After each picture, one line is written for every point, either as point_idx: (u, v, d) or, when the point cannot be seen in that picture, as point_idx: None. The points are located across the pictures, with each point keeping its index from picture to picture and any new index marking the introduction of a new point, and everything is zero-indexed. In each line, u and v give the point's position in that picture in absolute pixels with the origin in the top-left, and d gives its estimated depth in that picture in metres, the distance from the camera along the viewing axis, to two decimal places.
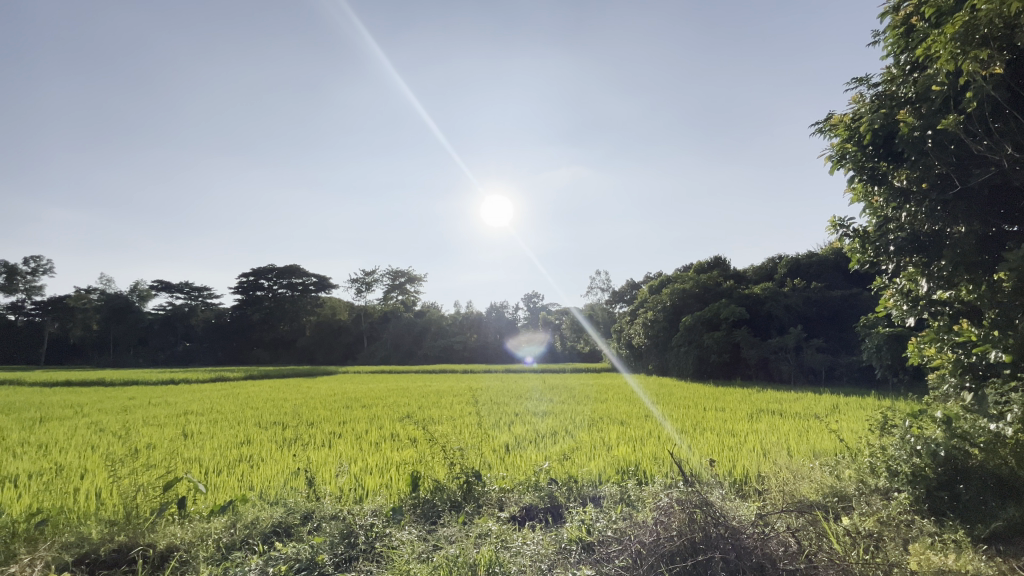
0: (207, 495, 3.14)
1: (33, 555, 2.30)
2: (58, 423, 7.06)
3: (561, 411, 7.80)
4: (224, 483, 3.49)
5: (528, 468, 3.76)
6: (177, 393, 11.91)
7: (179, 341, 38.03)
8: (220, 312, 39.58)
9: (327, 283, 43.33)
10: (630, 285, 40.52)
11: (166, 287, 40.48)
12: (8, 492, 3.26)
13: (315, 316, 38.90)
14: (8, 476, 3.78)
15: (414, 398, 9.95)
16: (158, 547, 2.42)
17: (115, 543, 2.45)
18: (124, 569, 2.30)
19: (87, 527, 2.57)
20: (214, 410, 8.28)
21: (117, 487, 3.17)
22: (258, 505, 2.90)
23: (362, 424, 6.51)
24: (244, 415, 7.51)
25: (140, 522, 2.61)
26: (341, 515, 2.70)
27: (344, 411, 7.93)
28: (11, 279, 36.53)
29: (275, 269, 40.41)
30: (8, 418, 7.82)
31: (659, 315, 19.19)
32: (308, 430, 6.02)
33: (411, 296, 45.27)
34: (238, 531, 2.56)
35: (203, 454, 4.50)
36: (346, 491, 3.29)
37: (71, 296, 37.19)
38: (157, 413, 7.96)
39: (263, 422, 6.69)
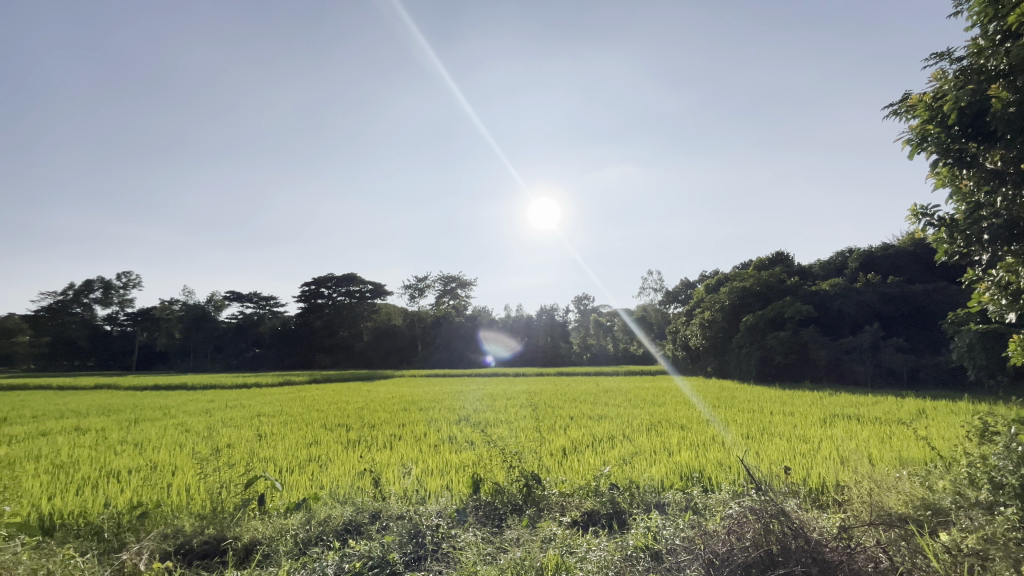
0: (284, 494, 3.33)
1: (141, 542, 2.54)
2: (149, 423, 7.72)
3: (617, 415, 7.67)
4: (297, 482, 3.69)
5: (587, 473, 3.72)
6: (250, 396, 12.70)
7: (250, 347, 40.75)
8: (285, 320, 42.06)
9: (383, 290, 45.13)
10: (684, 284, 39.38)
11: (238, 297, 43.58)
12: (112, 487, 3.61)
13: (372, 322, 40.52)
14: (111, 472, 4.20)
15: (467, 402, 10.08)
16: (243, 540, 2.59)
17: (207, 536, 2.64)
18: (216, 559, 2.48)
19: (181, 520, 2.80)
20: (284, 412, 8.82)
21: (205, 485, 3.42)
22: (329, 504, 3.04)
23: (421, 426, 6.69)
24: (311, 418, 7.93)
25: (227, 517, 2.82)
26: (408, 516, 2.78)
27: (403, 413, 8.18)
28: (107, 294, 40.63)
29: (334, 277, 42.44)
30: (109, 418, 8.66)
31: (716, 315, 18.43)
32: (370, 432, 6.24)
33: (462, 300, 46.20)
34: (313, 527, 2.69)
35: (277, 454, 4.80)
36: (410, 492, 3.38)
37: (157, 308, 40.94)
38: (233, 414, 8.56)
39: (328, 425, 7.02)
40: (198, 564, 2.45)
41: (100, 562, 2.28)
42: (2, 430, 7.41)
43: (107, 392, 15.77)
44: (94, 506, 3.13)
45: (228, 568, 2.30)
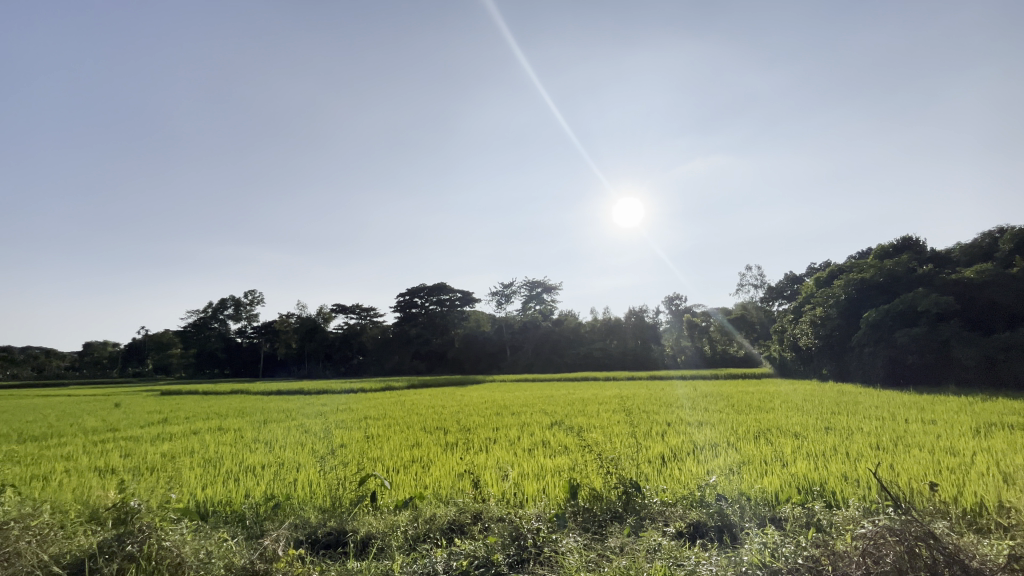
0: (392, 492, 3.54)
1: (277, 530, 2.85)
2: (275, 425, 8.65)
3: (719, 421, 7.19)
4: (404, 482, 3.92)
5: (690, 481, 3.54)
6: (357, 401, 13.79)
7: (354, 354, 44.10)
8: (384, 329, 45.16)
9: (471, 297, 46.90)
10: (789, 278, 36.15)
11: (343, 309, 47.53)
12: (249, 481, 4.10)
13: (463, 329, 42.12)
14: (248, 467, 4.76)
15: (557, 406, 10.07)
16: (360, 534, 2.80)
17: (330, 528, 2.90)
18: (338, 549, 2.70)
19: (307, 512, 3.10)
20: (388, 415, 9.46)
21: (325, 482, 3.76)
22: (433, 503, 3.19)
23: (514, 431, 6.77)
24: (412, 421, 8.37)
25: (345, 512, 3.07)
26: (508, 517, 2.83)
27: (497, 418, 8.35)
28: (238, 310, 46.41)
29: (427, 288, 44.88)
30: (244, 420, 9.87)
31: (831, 311, 16.65)
32: (467, 436, 6.46)
33: (548, 304, 46.38)
34: (421, 525, 2.85)
35: (384, 454, 5.15)
36: (509, 495, 3.45)
37: (277, 321, 45.89)
38: (344, 417, 9.38)
39: (427, 428, 7.37)
40: (324, 552, 2.69)
41: (247, 545, 2.59)
42: (164, 429, 8.73)
43: (242, 396, 17.96)
44: (238, 496, 3.58)
45: (350, 557, 2.49)
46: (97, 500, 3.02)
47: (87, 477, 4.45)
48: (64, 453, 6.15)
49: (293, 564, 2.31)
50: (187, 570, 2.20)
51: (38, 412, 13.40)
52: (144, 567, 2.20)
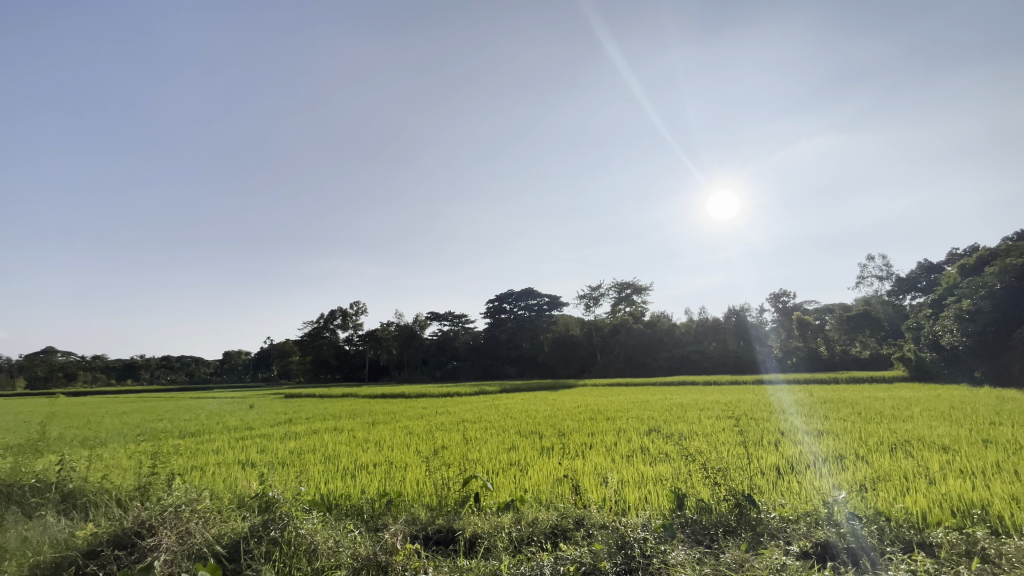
0: (494, 494, 3.64)
1: (392, 525, 3.06)
2: (383, 426, 9.32)
3: (844, 430, 6.43)
4: (504, 484, 4.01)
5: (814, 496, 3.20)
6: (454, 404, 14.43)
7: (449, 360, 46.09)
8: (476, 335, 46.85)
9: (560, 301, 47.20)
10: (924, 267, 31.63)
11: (438, 316, 49.99)
12: (365, 477, 4.46)
13: (552, 333, 42.30)
14: (362, 465, 5.18)
15: (656, 412, 9.67)
16: (467, 533, 2.90)
17: (439, 528, 3.04)
18: (449, 547, 2.83)
19: (418, 511, 3.28)
20: (484, 419, 9.79)
21: (432, 482, 3.97)
22: (534, 507, 3.22)
23: (610, 436, 6.62)
24: (506, 424, 8.55)
25: (453, 511, 3.21)
26: (612, 525, 2.77)
27: (591, 423, 8.22)
28: (346, 319, 50.81)
29: (515, 293, 47.42)
30: (356, 421, 10.76)
31: (982, 305, 14.33)
32: (562, 440, 6.44)
33: (639, 306, 44.95)
34: (524, 527, 2.88)
35: (482, 456, 5.32)
36: (610, 502, 3.38)
37: (380, 329, 49.44)
38: (444, 419, 9.87)
39: (523, 432, 7.47)
40: (436, 548, 2.83)
41: (369, 536, 2.80)
42: (290, 428, 9.82)
43: (353, 400, 19.68)
44: (356, 492, 3.90)
45: (460, 555, 2.59)
46: (244, 491, 3.47)
47: (233, 469, 5.13)
48: (215, 448, 7.15)
49: (412, 555, 2.47)
50: (320, 556, 2.43)
51: (193, 411, 15.77)
52: (285, 550, 2.46)
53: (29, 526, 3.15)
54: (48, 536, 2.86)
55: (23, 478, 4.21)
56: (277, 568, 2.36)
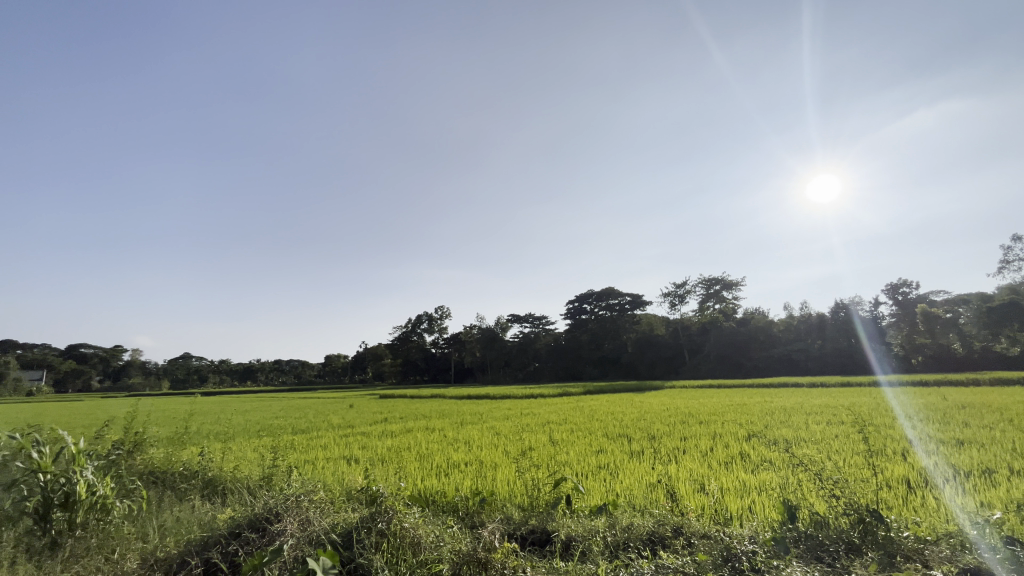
0: (586, 497, 3.61)
1: (488, 523, 3.14)
2: (471, 426, 9.63)
3: (991, 440, 5.53)
4: (596, 488, 3.96)
5: (959, 516, 2.78)
6: (539, 405, 14.56)
7: (530, 361, 46.50)
8: (557, 336, 46.83)
9: (642, 300, 45.83)
10: None
11: (518, 318, 50.68)
12: (458, 476, 4.62)
13: (635, 333, 41.16)
14: (455, 463, 5.38)
15: (756, 415, 9.00)
16: (562, 535, 2.90)
17: (534, 530, 3.06)
18: (544, 548, 2.83)
19: (511, 511, 3.34)
20: (569, 420, 9.76)
21: (522, 483, 4.02)
22: (628, 512, 3.14)
23: (705, 441, 6.28)
24: (593, 426, 8.43)
25: (546, 513, 3.23)
26: (715, 535, 2.62)
27: (683, 427, 7.84)
28: (431, 323, 53.27)
29: (595, 293, 46.71)
30: (445, 420, 11.23)
31: None
32: (653, 444, 6.23)
33: (730, 302, 42.24)
34: (620, 532, 2.81)
35: (570, 458, 5.30)
36: (710, 511, 3.20)
37: (463, 332, 51.19)
38: (529, 420, 9.99)
39: (610, 434, 7.32)
40: (532, 548, 2.85)
41: (467, 533, 2.88)
42: (386, 426, 10.49)
43: (442, 400, 20.57)
44: (450, 489, 4.06)
45: (557, 556, 2.59)
46: (351, 484, 3.75)
47: (341, 464, 5.59)
48: (323, 444, 7.83)
49: (510, 554, 2.50)
50: (423, 550, 2.55)
51: (304, 410, 17.46)
52: (392, 542, 2.61)
53: (180, 508, 3.66)
54: (195, 519, 3.29)
55: (172, 466, 4.91)
56: (386, 558, 2.52)
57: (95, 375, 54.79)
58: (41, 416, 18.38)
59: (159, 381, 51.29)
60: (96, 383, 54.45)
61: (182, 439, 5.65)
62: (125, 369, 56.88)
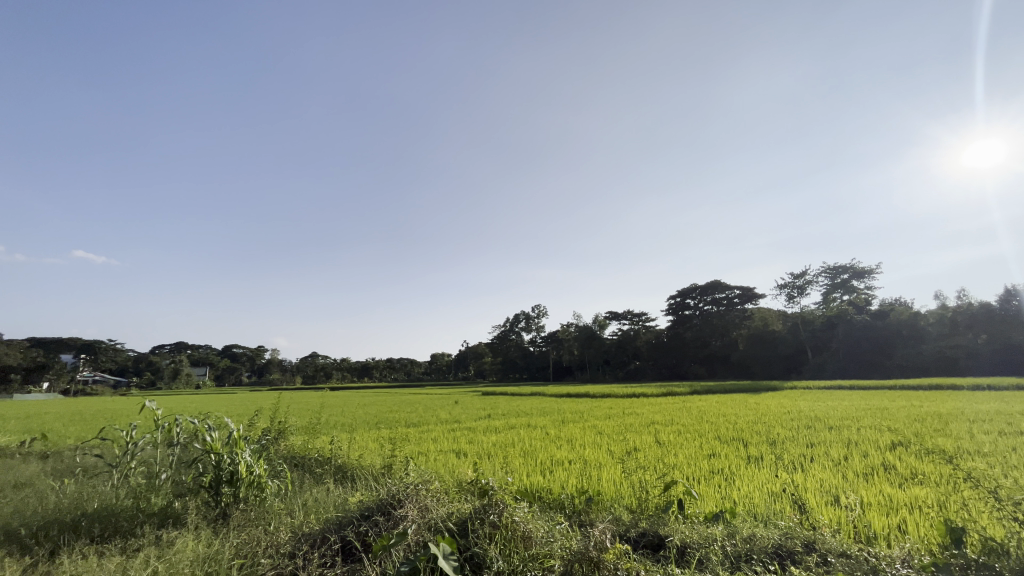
0: (699, 503, 3.44)
1: (597, 521, 3.11)
2: (572, 424, 9.62)
3: None
4: (710, 494, 3.75)
5: None
6: (643, 404, 14.11)
7: (631, 359, 45.16)
8: (658, 333, 44.98)
9: (753, 293, 42.54)
10: None
11: (616, 316, 49.60)
12: (563, 473, 4.66)
13: (746, 329, 38.31)
14: (559, 460, 5.44)
15: (903, 422, 7.81)
16: (676, 542, 2.76)
17: (646, 535, 2.95)
18: (658, 552, 2.73)
19: (620, 513, 3.27)
20: (675, 421, 9.32)
21: (629, 485, 3.93)
22: (750, 522, 2.91)
23: (837, 449, 5.60)
24: (703, 429, 7.96)
25: (657, 518, 3.12)
26: (857, 555, 2.33)
27: (810, 432, 7.07)
28: (528, 322, 54.20)
29: (698, 287, 44.18)
30: (546, 418, 11.35)
31: None
32: (775, 450, 5.70)
33: (861, 293, 37.39)
34: (741, 543, 2.62)
35: (679, 461, 5.05)
36: (848, 528, 2.85)
37: (560, 331, 51.33)
38: (632, 420, 9.72)
39: (723, 437, 6.85)
40: (644, 552, 2.76)
41: (578, 531, 2.86)
42: (490, 422, 10.90)
43: (543, 398, 20.84)
44: (556, 487, 4.10)
45: (672, 562, 2.48)
46: (461, 476, 3.96)
47: (451, 456, 5.93)
48: (433, 437, 8.34)
49: (624, 554, 2.43)
50: (534, 544, 2.60)
51: (416, 405, 18.75)
52: (505, 533, 2.69)
53: (316, 489, 4.14)
54: (331, 501, 3.69)
55: (309, 452, 5.56)
56: (500, 548, 2.60)
57: (245, 371, 63.80)
58: (207, 405, 21.78)
59: (294, 377, 58.27)
60: (246, 378, 63.44)
61: (315, 428, 6.38)
62: (267, 366, 65.41)
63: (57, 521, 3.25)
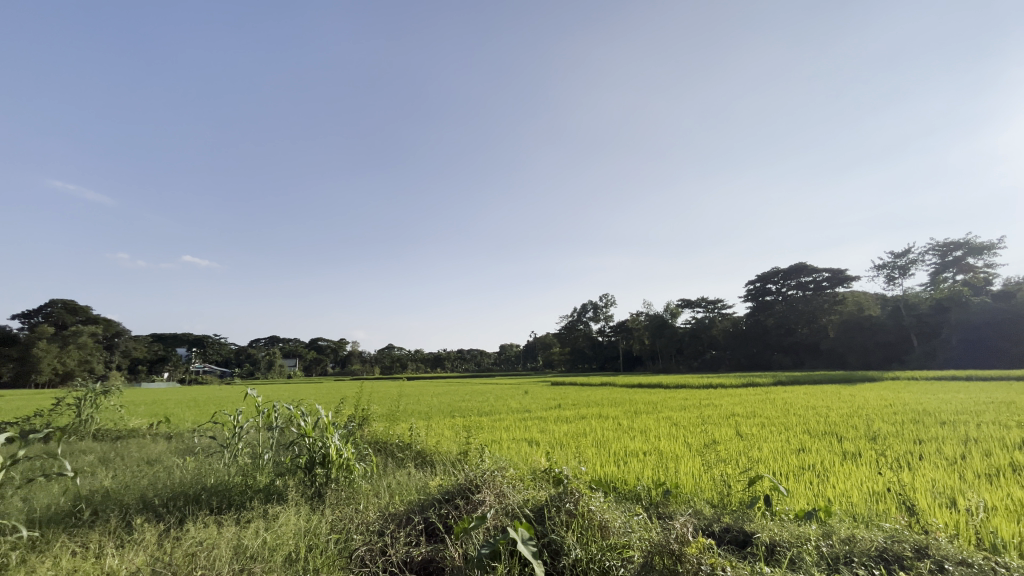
0: (788, 500, 3.24)
1: (676, 514, 3.03)
2: (646, 415, 9.39)
3: None
4: (801, 491, 3.51)
5: None
6: (722, 396, 13.46)
7: (707, 349, 43.17)
8: (736, 321, 42.78)
9: (844, 275, 39.24)
10: None
11: (690, 303, 47.65)
12: (638, 465, 4.58)
13: (837, 315, 35.30)
14: (633, 451, 5.35)
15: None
16: (764, 540, 2.60)
17: (732, 532, 2.81)
18: (743, 550, 2.60)
19: (703, 507, 3.16)
20: (758, 413, 8.82)
21: (709, 478, 3.79)
22: (848, 522, 2.69)
23: (951, 447, 5.00)
24: (790, 422, 7.44)
25: (742, 514, 2.99)
26: (980, 566, 2.08)
27: (918, 428, 6.37)
28: (596, 312, 53.48)
29: (781, 271, 41.46)
30: (618, 408, 11.19)
31: None
32: (875, 446, 5.21)
33: (978, 272, 33.05)
34: (839, 544, 2.42)
35: (765, 455, 4.78)
36: (969, 534, 2.55)
37: (630, 320, 50.21)
38: (710, 412, 9.31)
39: (813, 431, 6.37)
40: (728, 548, 2.64)
41: (657, 523, 2.80)
42: (561, 412, 10.93)
43: (614, 388, 20.53)
44: (631, 478, 4.03)
45: (760, 561, 2.36)
46: (535, 465, 4.02)
47: (524, 445, 6.06)
48: (505, 425, 8.51)
49: (705, 548, 2.34)
50: (612, 534, 2.58)
51: (487, 394, 19.24)
52: (581, 522, 2.69)
53: (399, 472, 4.40)
54: (412, 484, 3.88)
55: (391, 438, 5.91)
56: (577, 537, 2.61)
57: (330, 362, 68.68)
58: (300, 394, 23.75)
59: (373, 367, 61.87)
60: (331, 369, 68.31)
61: (395, 415, 6.77)
62: (349, 357, 69.81)
63: (183, 493, 3.72)
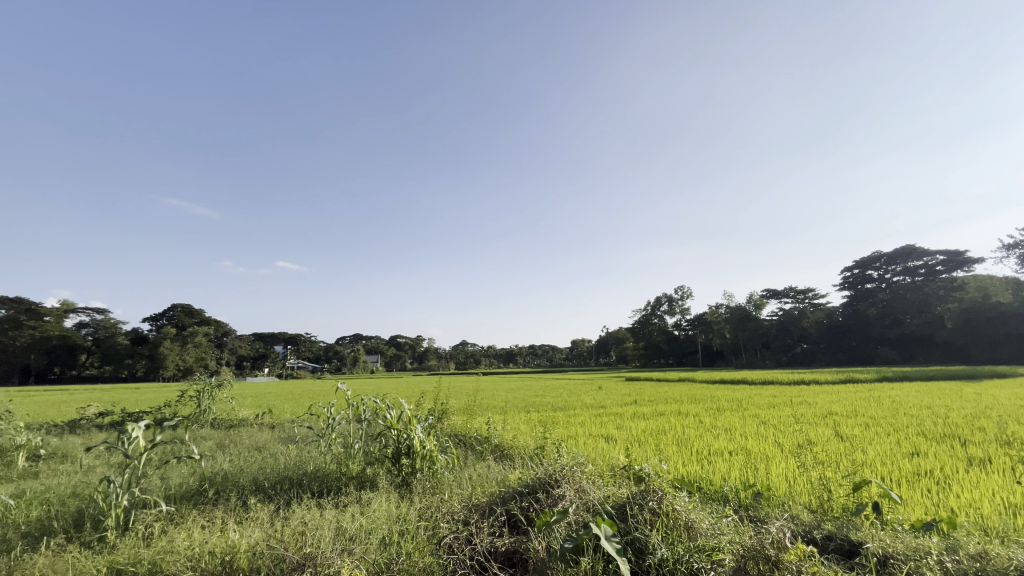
0: (901, 508, 2.94)
1: (770, 518, 2.85)
2: (730, 413, 8.88)
3: None
4: (917, 498, 3.16)
5: None
6: (817, 393, 12.42)
7: (797, 342, 40.03)
8: (831, 311, 39.46)
9: (963, 256, 34.75)
10: None
11: (776, 294, 44.44)
12: (724, 464, 4.35)
13: (957, 303, 31.06)
14: (717, 451, 5.10)
15: None
16: (874, 552, 2.37)
17: (836, 541, 2.59)
18: (851, 560, 2.39)
19: (800, 512, 2.94)
20: (859, 412, 8.05)
21: (804, 482, 3.52)
22: (978, 535, 2.39)
23: None
24: (901, 422, 6.70)
25: (845, 521, 2.75)
26: None
27: None
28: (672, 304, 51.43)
29: (884, 255, 37.48)
30: (698, 405, 10.71)
31: None
32: (1009, 451, 4.56)
33: None
34: (968, 561, 2.15)
35: (870, 458, 4.35)
36: None
37: (709, 313, 47.78)
38: (803, 410, 8.62)
39: (929, 433, 5.69)
40: (832, 557, 2.44)
41: (750, 525, 2.66)
42: (637, 408, 10.65)
43: (694, 384, 19.65)
44: (717, 478, 3.85)
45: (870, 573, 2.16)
46: (614, 461, 3.97)
47: (601, 441, 5.99)
48: (580, 421, 8.47)
49: (804, 554, 2.18)
50: (700, 536, 2.48)
51: (560, 390, 19.25)
52: (665, 521, 2.62)
53: (479, 465, 4.54)
54: (491, 477, 3.98)
55: (469, 431, 6.10)
56: (662, 536, 2.55)
57: (408, 358, 72.08)
58: (382, 388, 25.14)
59: (448, 362, 64.11)
60: (410, 364, 71.71)
61: (472, 410, 6.98)
62: (426, 353, 72.85)
63: (287, 477, 4.10)
